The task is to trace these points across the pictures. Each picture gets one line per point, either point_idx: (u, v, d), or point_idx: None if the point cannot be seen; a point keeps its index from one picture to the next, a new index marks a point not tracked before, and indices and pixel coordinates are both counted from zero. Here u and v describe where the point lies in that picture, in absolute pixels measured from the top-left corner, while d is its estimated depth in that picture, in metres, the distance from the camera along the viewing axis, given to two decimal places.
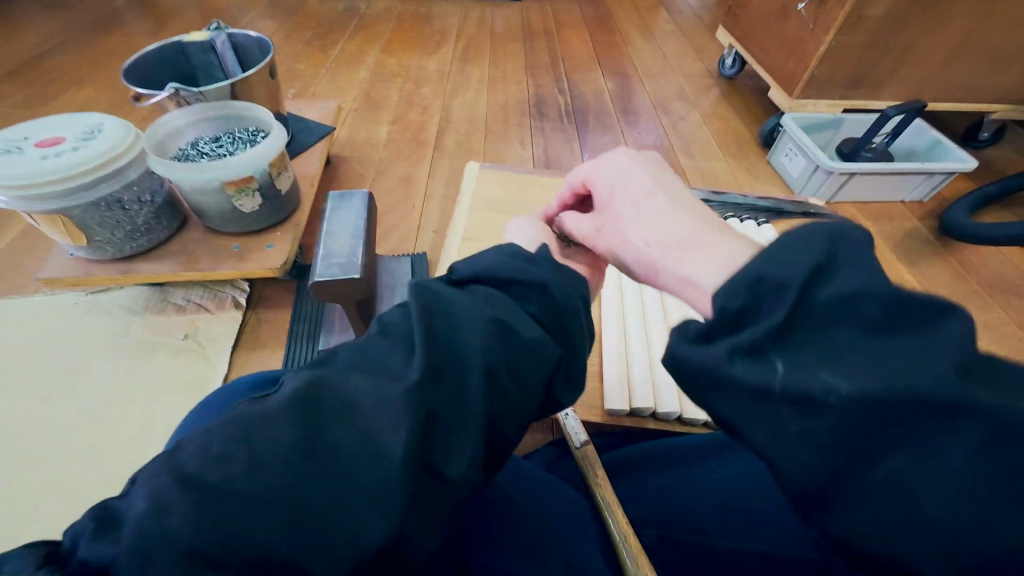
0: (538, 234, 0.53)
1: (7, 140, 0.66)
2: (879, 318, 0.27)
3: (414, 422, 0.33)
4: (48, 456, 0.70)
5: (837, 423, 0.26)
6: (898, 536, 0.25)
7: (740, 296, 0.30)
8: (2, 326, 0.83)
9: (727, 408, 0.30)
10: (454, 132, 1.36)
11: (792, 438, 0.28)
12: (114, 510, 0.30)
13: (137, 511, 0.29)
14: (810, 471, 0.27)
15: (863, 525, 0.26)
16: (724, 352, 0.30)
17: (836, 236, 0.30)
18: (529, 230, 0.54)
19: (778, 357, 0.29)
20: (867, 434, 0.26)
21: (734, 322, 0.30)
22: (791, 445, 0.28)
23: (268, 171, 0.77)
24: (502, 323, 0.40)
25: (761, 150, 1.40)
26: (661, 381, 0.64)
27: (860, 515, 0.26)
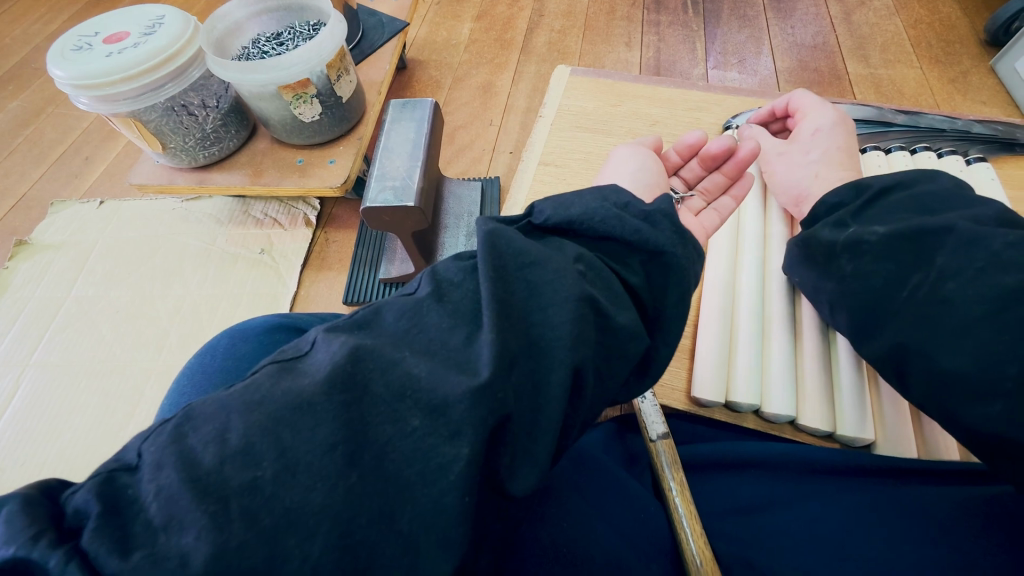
0: (654, 181, 0.45)
1: (81, 36, 0.67)
2: (963, 240, 0.37)
3: (484, 432, 0.24)
4: (155, 349, 0.79)
5: (940, 324, 0.36)
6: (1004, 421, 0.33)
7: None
8: (120, 226, 0.91)
9: (842, 323, 0.43)
10: (546, 30, 1.13)
11: (903, 345, 0.38)
12: (120, 487, 0.22)
13: (148, 506, 0.21)
14: (931, 355, 0.36)
15: (975, 415, 0.34)
16: (809, 256, 0.45)
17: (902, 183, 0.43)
18: (644, 170, 0.46)
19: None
20: (978, 315, 0.35)
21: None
22: (921, 336, 0.37)
23: (325, 73, 0.69)
24: (594, 305, 0.29)
25: (983, 52, 0.97)
26: (776, 370, 0.49)
27: (967, 399, 0.35)
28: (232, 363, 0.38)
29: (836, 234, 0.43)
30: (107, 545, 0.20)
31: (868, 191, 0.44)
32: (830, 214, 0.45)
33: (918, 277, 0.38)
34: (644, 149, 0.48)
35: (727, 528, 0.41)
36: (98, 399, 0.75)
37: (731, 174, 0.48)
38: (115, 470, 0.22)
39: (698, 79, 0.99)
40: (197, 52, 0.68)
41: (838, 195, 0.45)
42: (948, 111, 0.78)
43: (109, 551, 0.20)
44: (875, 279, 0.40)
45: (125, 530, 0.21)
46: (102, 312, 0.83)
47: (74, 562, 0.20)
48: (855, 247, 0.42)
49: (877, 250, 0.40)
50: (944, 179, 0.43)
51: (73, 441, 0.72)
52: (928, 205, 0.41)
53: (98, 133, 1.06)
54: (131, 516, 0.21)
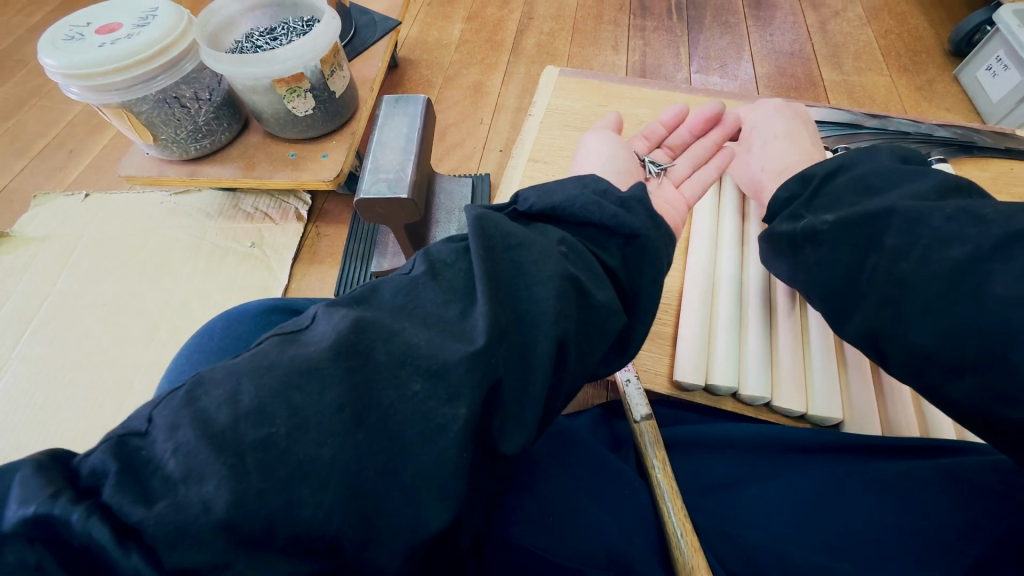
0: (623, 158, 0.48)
1: (72, 26, 0.66)
2: (906, 215, 0.37)
3: (479, 393, 0.26)
4: (144, 341, 0.78)
5: (905, 303, 0.36)
6: (977, 391, 0.33)
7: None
8: (107, 219, 0.91)
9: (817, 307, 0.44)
10: (536, 33, 1.15)
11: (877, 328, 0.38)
12: (136, 449, 0.23)
13: (165, 462, 0.23)
14: (902, 337, 0.36)
15: (950, 387, 0.34)
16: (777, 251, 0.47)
17: (848, 165, 0.45)
18: (613, 150, 0.48)
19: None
20: (936, 289, 0.35)
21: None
22: (892, 316, 0.37)
23: (319, 68, 0.70)
24: (577, 284, 0.31)
25: (947, 62, 1.03)
26: (751, 353, 0.51)
27: (941, 373, 0.35)
28: (229, 342, 0.39)
29: (794, 225, 0.45)
30: (129, 497, 0.22)
31: (813, 181, 0.46)
32: (785, 208, 0.47)
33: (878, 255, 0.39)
34: (607, 132, 0.51)
35: (706, 503, 0.44)
36: (85, 392, 0.74)
37: (718, 142, 0.53)
38: (128, 435, 0.24)
39: (682, 82, 1.03)
40: (190, 45, 0.69)
41: (788, 190, 0.47)
42: (914, 116, 0.83)
43: (132, 502, 0.22)
44: (836, 267, 0.41)
45: (145, 485, 0.22)
46: (88, 305, 0.82)
47: (97, 515, 0.21)
48: (811, 235, 0.42)
49: (834, 236, 0.41)
50: (880, 159, 0.45)
51: (59, 434, 0.71)
52: (872, 185, 0.42)
53: (83, 126, 1.04)
54: (149, 473, 0.23)
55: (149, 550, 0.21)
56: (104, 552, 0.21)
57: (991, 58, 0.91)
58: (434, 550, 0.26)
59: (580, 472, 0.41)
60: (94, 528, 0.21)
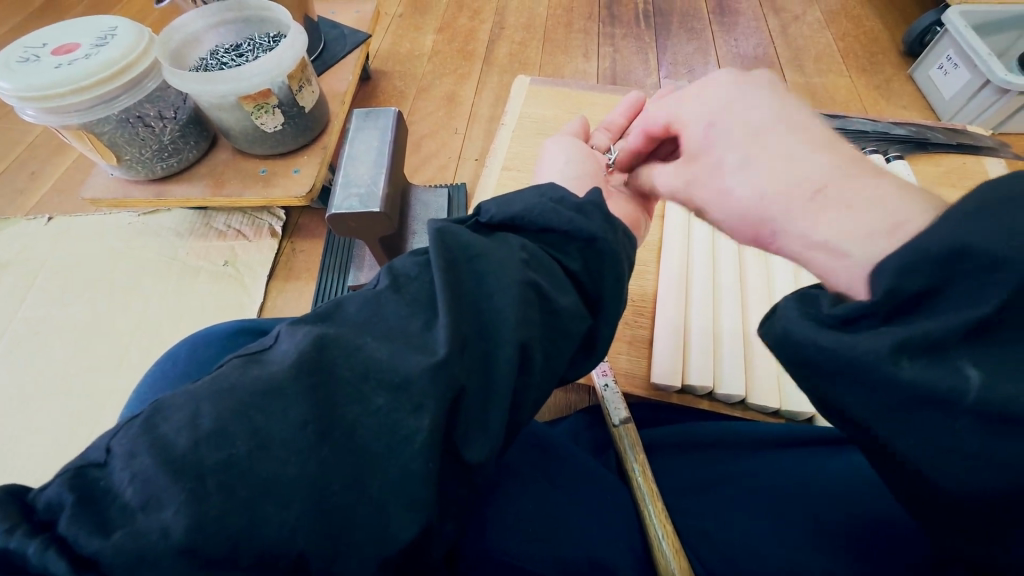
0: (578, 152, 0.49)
1: (27, 47, 0.65)
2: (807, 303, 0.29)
3: (443, 403, 0.26)
4: (113, 367, 0.76)
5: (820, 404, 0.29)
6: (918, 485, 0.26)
7: (919, 278, 0.24)
8: (72, 242, 0.88)
9: None
10: (507, 42, 1.17)
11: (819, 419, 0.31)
12: (93, 480, 0.22)
13: (123, 491, 0.22)
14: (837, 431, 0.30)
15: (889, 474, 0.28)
16: None
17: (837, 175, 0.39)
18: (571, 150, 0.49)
19: (965, 361, 0.23)
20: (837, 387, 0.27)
21: (899, 313, 0.25)
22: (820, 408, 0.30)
23: (286, 83, 0.69)
24: (538, 289, 0.32)
25: (901, 62, 1.07)
26: (726, 353, 0.52)
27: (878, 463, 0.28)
28: (194, 367, 0.38)
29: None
30: (85, 529, 0.21)
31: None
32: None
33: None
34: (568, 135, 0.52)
35: (685, 502, 0.44)
36: (50, 423, 0.72)
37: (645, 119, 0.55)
38: (85, 467, 0.23)
39: (652, 87, 1.05)
40: (152, 63, 0.68)
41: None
42: (872, 115, 0.86)
43: (88, 533, 0.21)
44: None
45: (101, 515, 0.22)
46: (54, 332, 0.80)
47: (53, 548, 0.20)
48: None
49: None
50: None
51: (25, 467, 0.68)
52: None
53: (45, 147, 1.02)
54: (107, 503, 0.22)
55: None
56: None
57: (942, 57, 0.96)
58: (404, 565, 0.26)
59: (559, 478, 0.41)
60: (50, 562, 0.20)
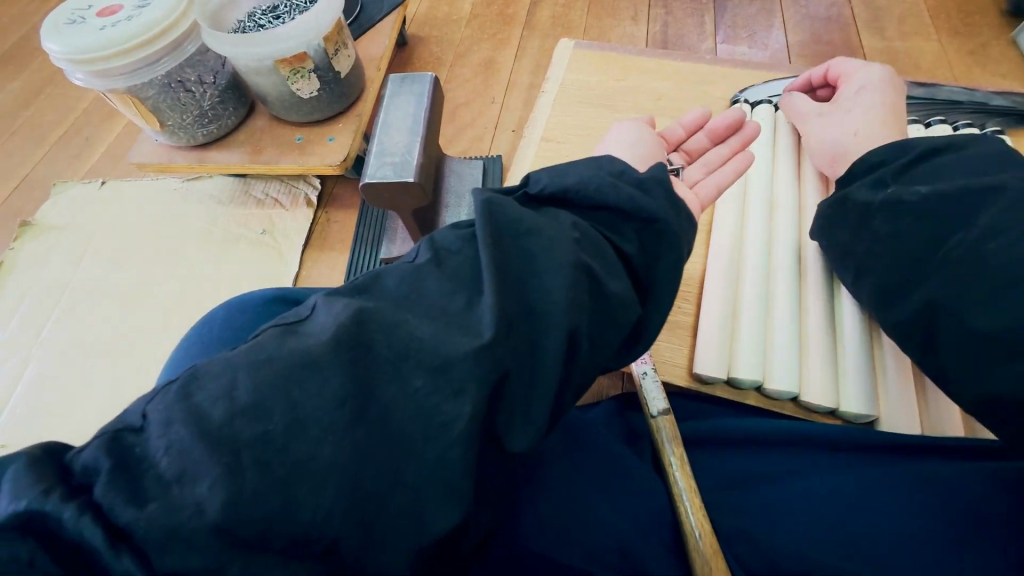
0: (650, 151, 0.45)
1: (75, 9, 0.65)
2: None
3: (485, 389, 0.24)
4: (161, 327, 0.79)
5: None
6: None
7: None
8: (124, 206, 0.91)
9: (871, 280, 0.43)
10: (550, 4, 1.09)
11: None
12: (130, 446, 0.22)
13: (158, 460, 0.21)
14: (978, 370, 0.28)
15: None
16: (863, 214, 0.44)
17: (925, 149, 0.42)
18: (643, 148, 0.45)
19: None
20: None
21: None
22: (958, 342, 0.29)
23: (322, 46, 0.67)
24: (590, 271, 0.29)
25: (1003, 23, 0.93)
26: (779, 345, 0.48)
27: None
28: (229, 334, 0.38)
29: (873, 194, 0.42)
30: (121, 497, 0.20)
31: (913, 152, 0.42)
32: (871, 174, 0.43)
33: (959, 238, 0.37)
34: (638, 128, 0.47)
35: (727, 500, 0.42)
36: (107, 377, 0.76)
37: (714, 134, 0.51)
38: (123, 431, 0.22)
39: (706, 53, 0.96)
40: (192, 26, 0.67)
41: (880, 154, 0.43)
42: (965, 84, 0.76)
43: (124, 502, 0.20)
44: (911, 240, 0.39)
45: (137, 483, 0.21)
46: (108, 292, 0.84)
47: (89, 515, 0.20)
48: (894, 207, 0.40)
49: (918, 211, 0.39)
50: (996, 145, 0.41)
51: (86, 416, 0.73)
52: (977, 167, 0.39)
53: (98, 113, 1.05)
54: (142, 471, 0.21)
55: (143, 554, 0.20)
56: (96, 555, 0.19)
57: None
58: (437, 553, 0.25)
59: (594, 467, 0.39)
60: (86, 528, 0.20)
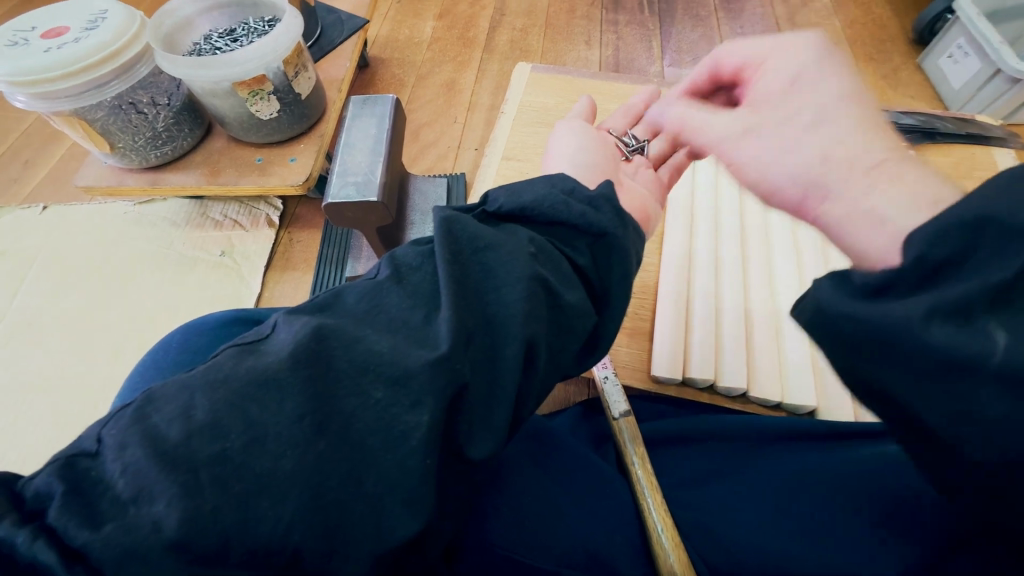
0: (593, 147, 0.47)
1: (16, 31, 0.63)
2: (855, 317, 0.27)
3: (443, 400, 0.25)
4: (110, 357, 0.76)
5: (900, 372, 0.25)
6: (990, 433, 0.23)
7: (950, 243, 0.24)
8: (68, 231, 0.87)
9: None
10: (508, 29, 1.14)
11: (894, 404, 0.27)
12: (83, 469, 0.22)
13: (114, 483, 0.21)
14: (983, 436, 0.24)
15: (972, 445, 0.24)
16: None
17: None
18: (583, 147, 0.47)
19: (993, 324, 0.23)
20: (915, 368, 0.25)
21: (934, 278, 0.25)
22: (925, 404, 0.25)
23: (282, 69, 0.68)
24: (545, 284, 0.31)
25: (911, 50, 1.05)
26: (728, 345, 0.51)
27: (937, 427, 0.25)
28: (186, 357, 0.37)
29: None
30: (75, 520, 0.20)
31: None
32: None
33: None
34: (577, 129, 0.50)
35: (686, 495, 0.44)
36: (47, 413, 0.71)
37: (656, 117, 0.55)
38: (75, 455, 0.22)
39: (655, 76, 1.03)
40: (144, 48, 0.66)
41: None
42: (880, 105, 0.84)
43: (79, 525, 0.20)
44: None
45: (93, 506, 0.21)
46: (50, 322, 0.79)
47: (43, 538, 0.20)
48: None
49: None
50: None
51: (23, 455, 0.68)
52: None
53: (39, 135, 1.00)
54: (97, 495, 0.21)
55: None
56: None
57: (952, 45, 0.94)
58: (402, 563, 0.25)
59: (560, 473, 0.40)
60: (40, 553, 0.20)
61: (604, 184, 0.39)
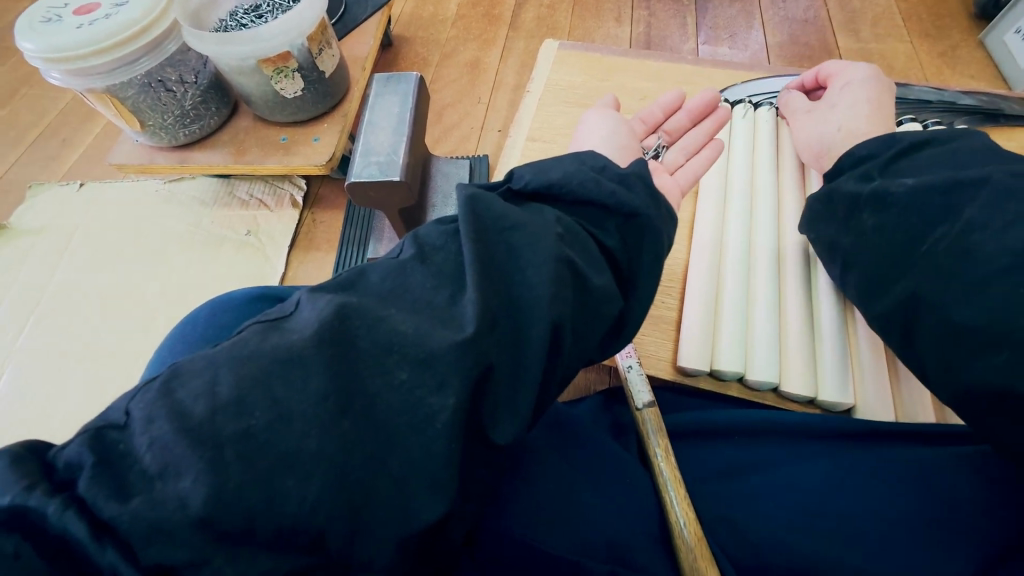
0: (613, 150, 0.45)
1: (50, 8, 0.64)
2: None
3: (468, 383, 0.25)
4: (143, 331, 0.78)
5: None
6: None
7: None
8: (103, 208, 0.90)
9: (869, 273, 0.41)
10: (535, 5, 1.10)
11: None
12: (112, 442, 0.22)
13: (142, 456, 0.21)
14: None
15: None
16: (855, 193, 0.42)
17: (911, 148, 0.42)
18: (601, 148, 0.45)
19: None
20: None
21: None
22: None
23: (306, 46, 0.67)
24: (572, 266, 0.29)
25: (972, 26, 0.96)
26: (760, 337, 0.49)
27: None
28: (212, 333, 0.38)
29: (859, 187, 0.42)
30: (104, 491, 0.21)
31: (899, 144, 0.42)
32: (857, 166, 0.43)
33: (945, 229, 0.36)
34: (601, 122, 0.48)
35: (711, 490, 0.43)
36: (86, 382, 0.75)
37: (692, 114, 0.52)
38: (105, 428, 0.22)
39: (689, 54, 0.98)
40: (172, 24, 0.66)
41: (868, 147, 0.43)
42: (934, 84, 0.78)
43: (108, 496, 0.20)
44: (899, 231, 0.39)
45: (122, 478, 0.21)
46: (87, 296, 0.82)
47: (73, 509, 0.20)
48: (880, 200, 0.40)
49: (903, 202, 0.39)
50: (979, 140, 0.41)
51: (66, 422, 0.72)
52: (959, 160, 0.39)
53: (75, 114, 1.03)
54: (125, 468, 0.21)
55: (127, 549, 0.20)
56: (80, 548, 0.20)
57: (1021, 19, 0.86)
58: (423, 547, 0.25)
59: (581, 462, 0.39)
60: (71, 522, 0.20)
61: (635, 161, 0.37)
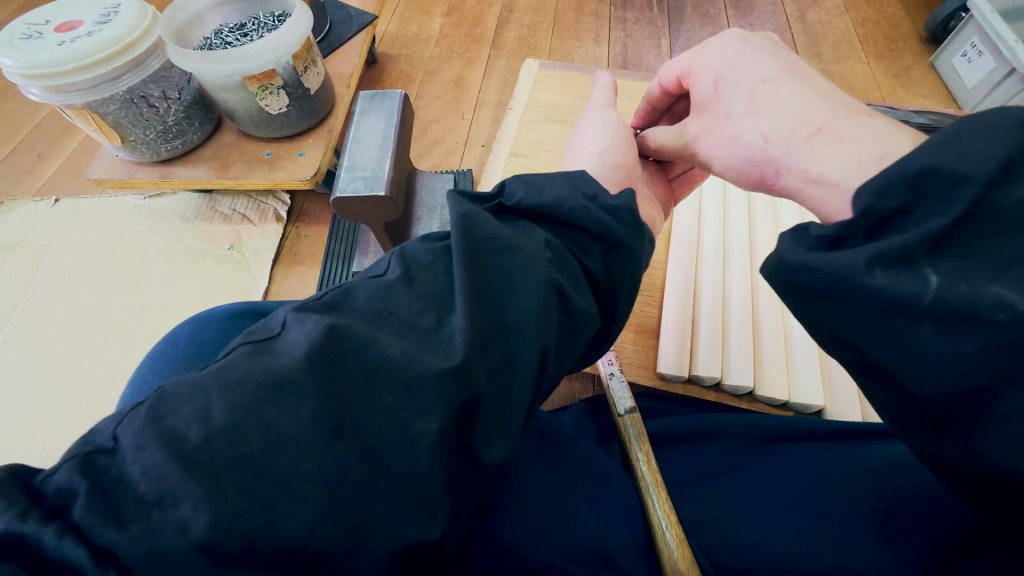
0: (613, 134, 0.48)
1: (30, 25, 0.64)
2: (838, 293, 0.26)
3: (456, 407, 0.26)
4: (119, 349, 0.76)
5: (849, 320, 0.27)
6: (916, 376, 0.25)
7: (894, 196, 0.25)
8: (80, 224, 0.88)
9: None
10: (516, 26, 1.14)
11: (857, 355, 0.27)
12: (104, 468, 0.22)
13: (136, 484, 0.22)
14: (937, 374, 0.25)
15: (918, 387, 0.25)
16: None
17: None
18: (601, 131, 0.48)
19: (927, 268, 0.24)
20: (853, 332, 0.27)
21: (879, 228, 0.26)
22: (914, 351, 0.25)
23: (291, 64, 0.68)
24: (559, 290, 0.31)
25: (924, 49, 1.04)
26: (734, 345, 0.52)
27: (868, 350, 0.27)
28: (195, 349, 0.38)
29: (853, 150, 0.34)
30: (100, 520, 0.21)
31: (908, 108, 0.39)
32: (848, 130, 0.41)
33: None
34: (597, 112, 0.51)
35: (691, 494, 0.44)
36: (57, 402, 0.72)
37: None
38: (95, 453, 0.22)
39: None
40: (156, 42, 0.67)
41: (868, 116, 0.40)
42: (892, 104, 0.84)
43: (104, 524, 0.21)
44: None
45: (117, 505, 0.21)
46: (61, 313, 0.80)
47: (70, 536, 0.21)
48: None
49: None
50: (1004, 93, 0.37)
51: (34, 444, 0.69)
52: None
53: (51, 129, 1.01)
54: (120, 494, 0.22)
55: (128, 573, 0.21)
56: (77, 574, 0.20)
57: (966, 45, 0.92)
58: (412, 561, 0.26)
59: (567, 472, 0.40)
60: (68, 550, 0.20)
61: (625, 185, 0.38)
